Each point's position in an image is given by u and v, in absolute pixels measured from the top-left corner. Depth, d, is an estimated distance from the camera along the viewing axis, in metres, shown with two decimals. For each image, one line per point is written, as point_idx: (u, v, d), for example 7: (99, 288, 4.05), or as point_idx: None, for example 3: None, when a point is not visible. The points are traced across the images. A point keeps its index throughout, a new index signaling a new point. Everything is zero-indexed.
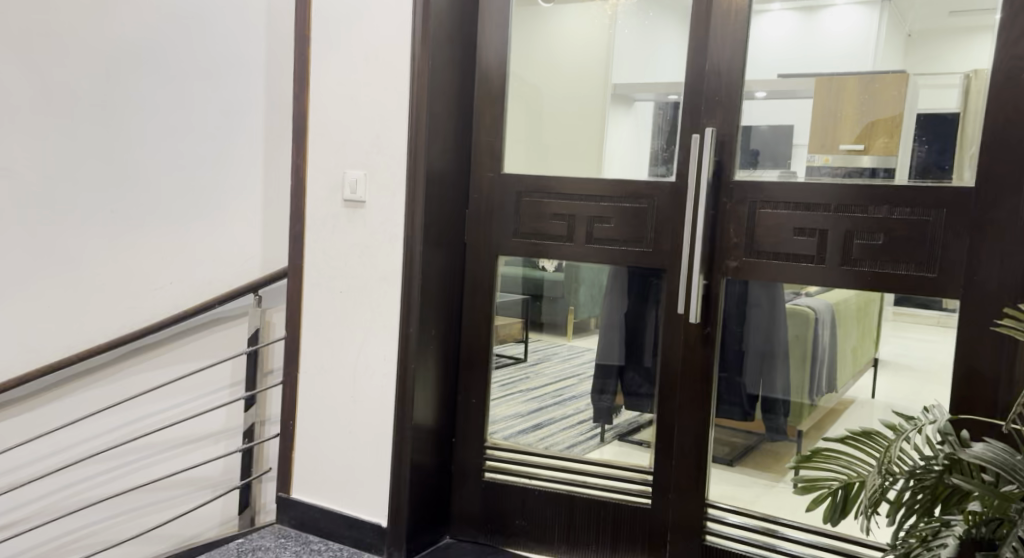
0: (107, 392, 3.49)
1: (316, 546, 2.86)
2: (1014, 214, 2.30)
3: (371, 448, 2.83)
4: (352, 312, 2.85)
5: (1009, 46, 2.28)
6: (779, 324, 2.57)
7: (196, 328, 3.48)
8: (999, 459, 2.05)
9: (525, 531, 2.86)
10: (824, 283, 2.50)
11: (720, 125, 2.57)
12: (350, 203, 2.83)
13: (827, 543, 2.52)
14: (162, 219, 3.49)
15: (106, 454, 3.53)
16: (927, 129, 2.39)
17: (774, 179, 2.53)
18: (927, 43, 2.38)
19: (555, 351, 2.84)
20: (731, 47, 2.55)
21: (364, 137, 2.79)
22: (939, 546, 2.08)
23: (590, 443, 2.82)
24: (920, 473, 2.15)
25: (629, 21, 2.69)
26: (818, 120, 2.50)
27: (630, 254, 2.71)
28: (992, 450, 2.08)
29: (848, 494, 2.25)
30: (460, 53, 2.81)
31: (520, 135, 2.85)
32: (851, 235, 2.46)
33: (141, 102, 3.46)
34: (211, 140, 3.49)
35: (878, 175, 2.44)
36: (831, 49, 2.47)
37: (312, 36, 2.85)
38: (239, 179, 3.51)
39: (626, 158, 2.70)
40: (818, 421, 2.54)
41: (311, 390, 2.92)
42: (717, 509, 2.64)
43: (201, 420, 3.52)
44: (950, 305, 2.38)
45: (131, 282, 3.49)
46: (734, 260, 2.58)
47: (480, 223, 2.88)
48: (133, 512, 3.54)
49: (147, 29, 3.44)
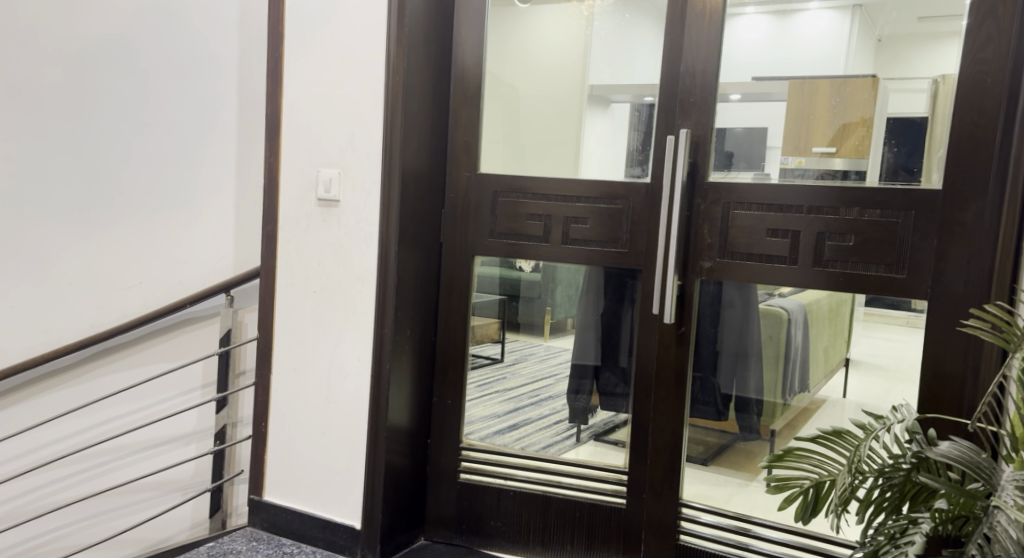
0: (75, 393, 3.45)
1: (289, 549, 2.84)
2: (980, 215, 2.34)
3: (346, 450, 2.81)
4: (326, 312, 2.82)
5: (976, 50, 2.32)
6: (752, 324, 2.59)
7: (164, 329, 3.40)
8: (964, 457, 2.09)
9: (500, 532, 2.85)
10: (797, 284, 2.53)
11: (694, 127, 2.60)
12: (324, 202, 2.81)
13: (801, 542, 2.55)
14: (132, 217, 3.42)
15: (73, 457, 3.47)
16: (897, 132, 2.42)
17: (748, 181, 2.56)
18: (897, 46, 2.41)
19: (532, 351, 2.84)
20: (706, 46, 2.57)
21: (337, 137, 2.78)
22: (906, 543, 2.10)
23: (566, 443, 2.82)
24: (889, 470, 2.18)
25: (606, 22, 2.71)
26: (790, 124, 2.53)
27: (607, 255, 2.72)
28: (958, 449, 2.12)
29: (819, 493, 2.26)
30: (435, 52, 2.80)
31: (497, 135, 2.84)
32: (823, 236, 2.49)
33: (114, 99, 3.40)
34: (181, 137, 3.41)
35: (850, 177, 2.47)
36: (804, 52, 2.50)
37: (287, 31, 2.82)
38: (210, 178, 3.41)
39: (603, 159, 2.71)
40: (791, 420, 2.57)
41: (285, 390, 2.89)
42: (692, 509, 2.66)
43: (170, 424, 3.44)
44: (919, 306, 2.42)
45: (99, 282, 3.43)
46: (707, 261, 2.61)
47: (456, 222, 2.87)
48: (101, 516, 3.48)
49: (116, 25, 3.38)
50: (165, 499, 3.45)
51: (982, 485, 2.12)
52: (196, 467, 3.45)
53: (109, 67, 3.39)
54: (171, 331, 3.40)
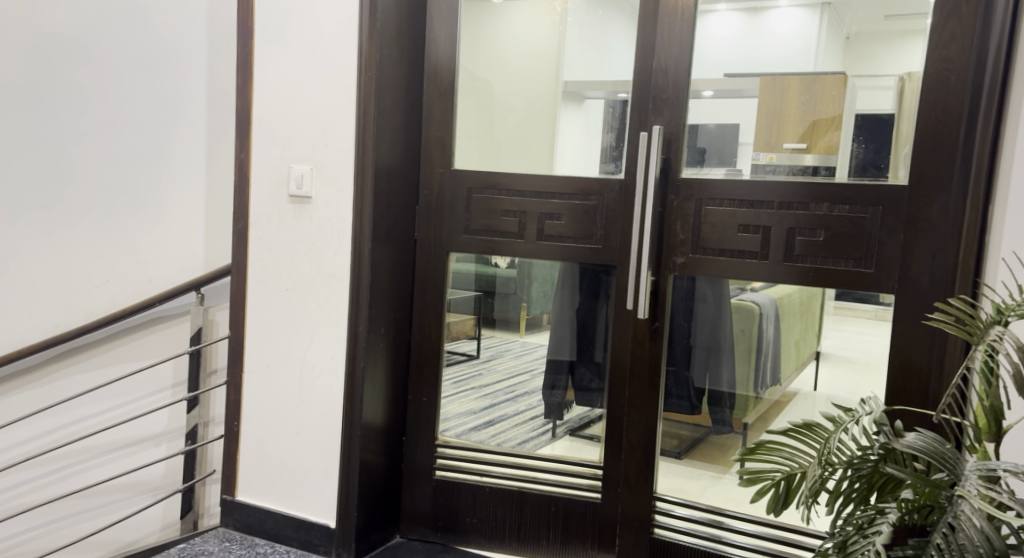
0: (42, 393, 3.42)
1: (262, 549, 2.81)
2: (945, 209, 2.37)
3: (318, 449, 2.79)
4: (298, 310, 2.80)
5: (939, 48, 2.35)
6: (724, 319, 2.62)
7: (130, 329, 3.35)
8: (930, 447, 2.09)
9: (476, 528, 2.85)
10: (768, 279, 2.55)
11: (666, 123, 2.61)
12: (296, 199, 2.79)
13: (773, 533, 2.57)
14: (98, 216, 3.38)
15: (43, 458, 3.44)
16: (864, 129, 2.46)
17: (720, 177, 2.59)
18: (865, 44, 2.44)
19: (508, 347, 2.84)
20: (678, 43, 2.59)
21: (309, 133, 2.75)
22: (874, 533, 2.13)
23: (542, 439, 2.83)
24: (858, 462, 2.19)
25: (580, 18, 2.71)
26: (762, 120, 2.55)
27: (580, 251, 2.73)
28: (923, 440, 2.12)
29: (790, 485, 2.29)
30: (408, 49, 2.79)
31: (471, 130, 2.84)
32: (793, 232, 2.52)
33: (77, 97, 3.37)
34: (142, 132, 3.36)
35: (820, 173, 2.50)
36: (774, 49, 2.52)
37: (256, 27, 2.79)
38: (176, 174, 3.35)
39: (577, 156, 2.72)
40: (763, 413, 2.60)
41: (257, 389, 2.86)
42: (666, 503, 2.68)
43: (139, 425, 3.38)
44: (886, 300, 2.46)
45: (68, 281, 3.40)
46: (681, 256, 2.63)
47: (431, 218, 2.87)
48: (70, 518, 3.44)
49: (80, 22, 3.35)
50: (135, 501, 3.39)
51: (947, 475, 2.13)
52: (166, 468, 3.36)
53: (72, 64, 3.36)
54: (139, 330, 3.35)
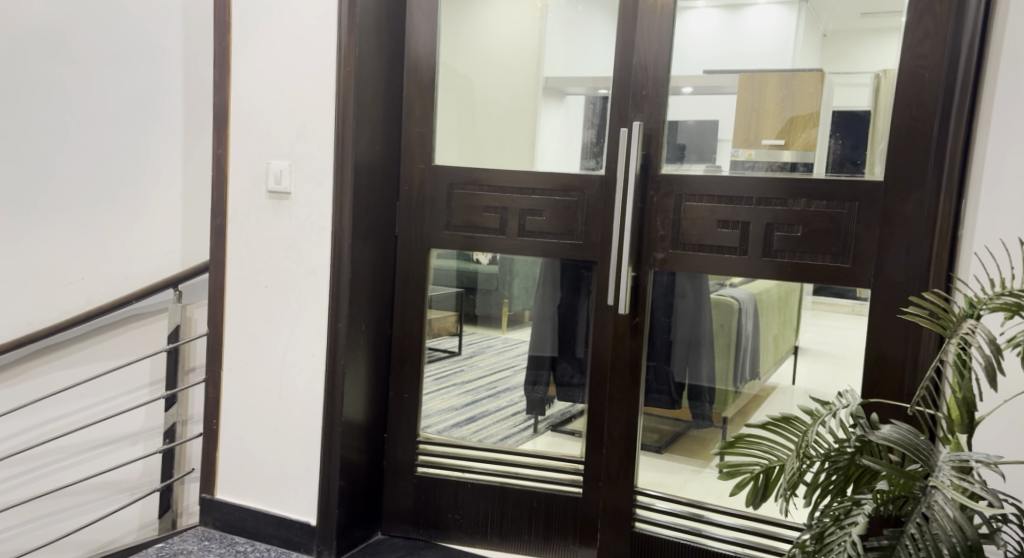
0: (17, 391, 3.38)
1: (242, 548, 2.80)
2: (921, 204, 2.39)
3: (299, 447, 2.77)
4: (278, 307, 2.78)
5: (914, 44, 2.37)
6: (704, 315, 2.63)
7: (106, 326, 3.32)
8: (904, 439, 2.12)
9: (458, 524, 2.85)
10: (747, 274, 2.57)
11: (646, 119, 2.62)
12: (275, 195, 2.76)
13: (752, 526, 2.58)
14: (72, 213, 3.34)
15: (16, 458, 3.40)
16: (841, 126, 2.48)
17: (700, 173, 2.60)
18: (841, 41, 2.46)
19: (490, 344, 2.84)
20: (658, 40, 2.60)
21: (287, 128, 2.73)
22: (850, 523, 2.15)
23: (524, 435, 2.83)
24: (835, 455, 2.21)
25: (560, 15, 2.72)
26: (741, 117, 2.57)
27: (562, 247, 2.73)
28: (898, 432, 2.15)
29: (769, 478, 2.30)
30: (388, 44, 2.77)
31: (452, 127, 2.83)
32: (772, 227, 2.54)
33: (50, 92, 3.32)
34: (116, 128, 3.32)
35: (798, 169, 2.52)
36: (752, 47, 2.54)
37: (233, 21, 2.76)
38: (154, 173, 3.31)
39: (558, 152, 2.73)
40: (742, 407, 2.61)
41: (236, 387, 2.84)
42: (646, 497, 2.69)
43: (116, 423, 3.34)
44: (863, 295, 2.47)
45: (42, 278, 3.36)
46: (661, 252, 2.64)
47: (411, 214, 2.86)
48: (46, 518, 3.40)
49: (52, 13, 3.29)
50: (112, 500, 3.36)
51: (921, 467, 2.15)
52: (143, 466, 3.34)
53: (45, 58, 3.32)
54: (114, 327, 3.31)
